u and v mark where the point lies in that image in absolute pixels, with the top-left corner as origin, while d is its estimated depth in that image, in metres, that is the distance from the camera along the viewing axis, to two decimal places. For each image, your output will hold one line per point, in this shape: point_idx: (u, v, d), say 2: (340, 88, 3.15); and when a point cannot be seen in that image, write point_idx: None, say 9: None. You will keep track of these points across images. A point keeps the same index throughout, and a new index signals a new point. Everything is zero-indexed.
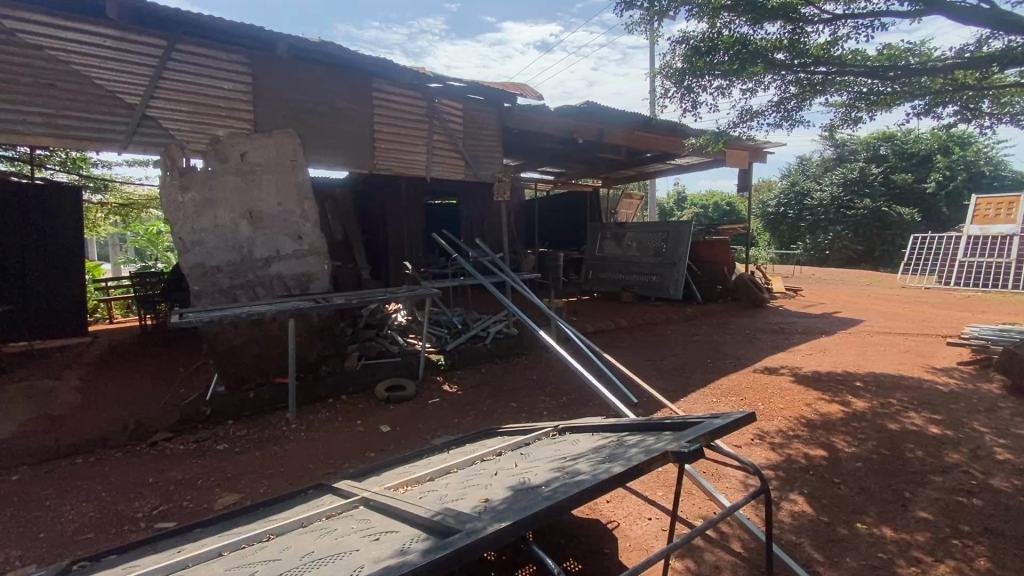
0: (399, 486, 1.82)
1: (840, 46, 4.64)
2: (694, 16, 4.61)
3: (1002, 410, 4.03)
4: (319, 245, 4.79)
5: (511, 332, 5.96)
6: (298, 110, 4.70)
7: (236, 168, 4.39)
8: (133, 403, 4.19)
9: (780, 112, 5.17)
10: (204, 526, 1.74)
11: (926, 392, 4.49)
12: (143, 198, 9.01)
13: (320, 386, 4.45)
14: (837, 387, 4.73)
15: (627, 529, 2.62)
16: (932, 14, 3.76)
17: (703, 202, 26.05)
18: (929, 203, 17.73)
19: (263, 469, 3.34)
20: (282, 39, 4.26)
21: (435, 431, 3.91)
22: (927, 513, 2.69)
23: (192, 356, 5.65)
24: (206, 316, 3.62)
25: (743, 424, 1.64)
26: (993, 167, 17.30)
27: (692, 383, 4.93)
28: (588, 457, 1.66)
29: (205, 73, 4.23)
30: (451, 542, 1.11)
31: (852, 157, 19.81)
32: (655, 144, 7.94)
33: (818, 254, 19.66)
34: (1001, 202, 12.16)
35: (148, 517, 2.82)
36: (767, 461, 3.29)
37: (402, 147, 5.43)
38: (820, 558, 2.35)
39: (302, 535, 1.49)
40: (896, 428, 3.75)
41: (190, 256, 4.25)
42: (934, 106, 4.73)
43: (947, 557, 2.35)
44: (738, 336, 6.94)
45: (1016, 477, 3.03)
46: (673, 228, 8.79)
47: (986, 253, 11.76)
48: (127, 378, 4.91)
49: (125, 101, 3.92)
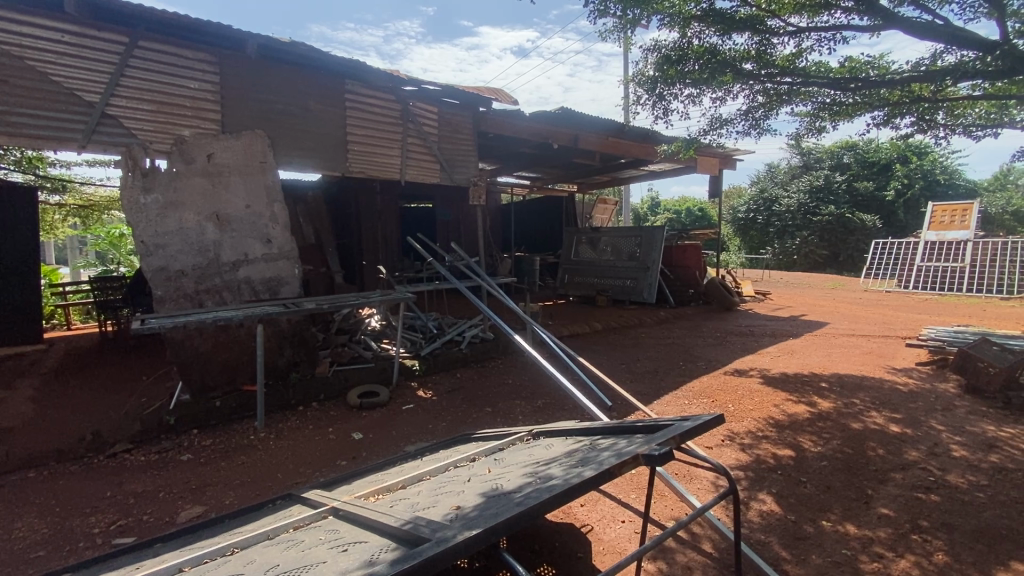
0: (370, 495, 1.78)
1: (805, 58, 4.81)
2: (665, 25, 4.70)
3: (958, 409, 4.21)
4: (289, 248, 4.71)
5: (487, 337, 5.95)
6: (267, 110, 4.61)
7: (202, 169, 4.27)
8: (90, 414, 4.00)
9: (748, 121, 5.30)
10: (164, 541, 1.66)
11: (887, 392, 4.64)
12: (104, 199, 8.68)
13: (291, 393, 4.35)
14: (805, 387, 4.87)
15: (600, 532, 2.63)
16: (890, 29, 3.91)
17: (676, 209, 26.55)
18: (888, 210, 18.56)
19: (228, 480, 3.23)
20: (250, 38, 4.17)
21: (409, 438, 3.86)
22: (887, 509, 2.78)
23: (155, 363, 5.43)
24: (169, 322, 3.50)
25: (711, 427, 1.65)
26: (948, 175, 18.30)
27: (665, 386, 5.00)
28: (561, 462, 1.65)
29: (170, 71, 4.10)
30: (420, 551, 1.09)
31: (817, 165, 20.47)
32: (629, 151, 8.05)
33: (786, 258, 20.24)
34: (955, 209, 12.81)
35: (106, 533, 2.69)
36: (737, 461, 3.36)
37: (377, 151, 5.37)
38: (788, 556, 2.40)
39: (268, 548, 1.44)
40: (859, 427, 3.88)
41: (153, 260, 4.10)
42: (892, 117, 5.01)
43: (907, 553, 2.42)
44: (709, 338, 7.08)
45: (970, 473, 3.16)
46: (646, 231, 8.94)
47: (942, 258, 12.35)
48: (84, 387, 4.70)
49: (84, 99, 3.76)
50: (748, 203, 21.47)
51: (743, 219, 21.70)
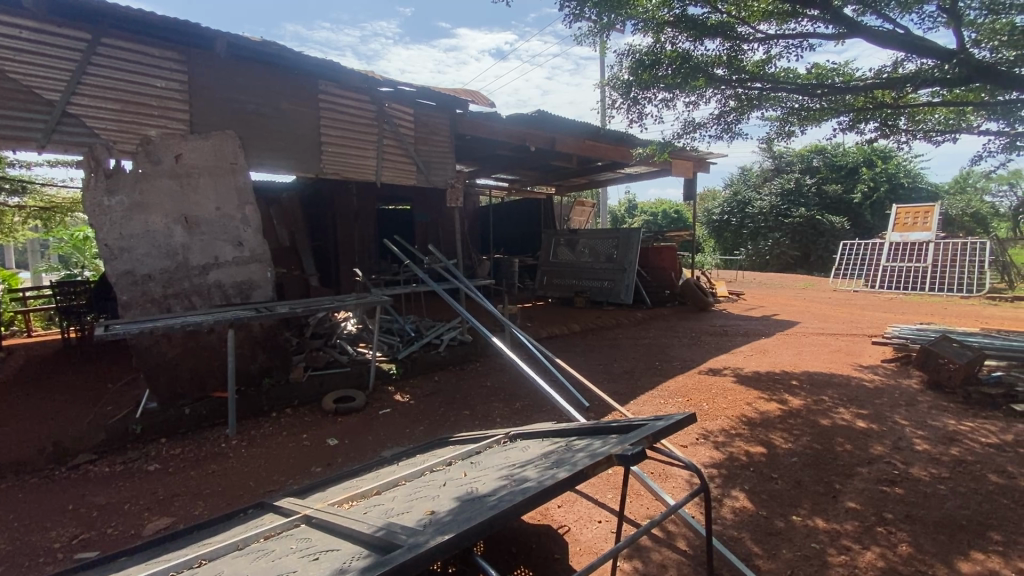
0: (344, 502, 1.75)
1: (774, 64, 4.95)
2: (639, 30, 4.77)
3: (920, 404, 4.37)
4: (261, 251, 4.63)
5: (465, 339, 5.93)
6: (239, 111, 4.51)
7: (170, 171, 4.16)
8: (51, 425, 3.84)
9: (721, 125, 5.43)
10: (129, 554, 1.61)
11: (854, 388, 4.79)
12: (67, 202, 8.40)
13: (264, 399, 4.25)
14: (776, 385, 4.99)
15: (577, 533, 2.64)
16: (854, 38, 4.05)
17: (652, 211, 26.98)
18: (856, 211, 19.14)
19: (199, 490, 3.15)
20: (219, 37, 4.08)
21: (385, 443, 3.81)
22: (854, 503, 2.86)
23: (121, 370, 5.26)
24: (135, 327, 3.39)
25: (684, 425, 1.67)
26: (911, 179, 19.01)
27: (641, 386, 5.06)
28: (537, 463, 1.66)
29: (135, 69, 3.98)
30: (393, 557, 1.08)
31: (788, 167, 21.02)
32: (605, 154, 8.11)
33: (759, 259, 20.76)
34: (918, 211, 13.28)
35: (67, 548, 2.59)
36: (711, 460, 3.41)
37: (352, 152, 5.30)
38: (760, 552, 2.46)
39: (237, 558, 1.41)
40: (828, 423, 3.99)
41: (118, 264, 3.97)
42: (857, 122, 5.19)
43: (873, 545, 2.50)
44: (684, 338, 7.20)
45: (932, 465, 3.28)
46: (623, 233, 9.04)
47: (906, 258, 12.80)
48: (45, 396, 4.51)
49: (44, 98, 3.62)
50: (722, 205, 21.95)
51: (718, 220, 22.18)
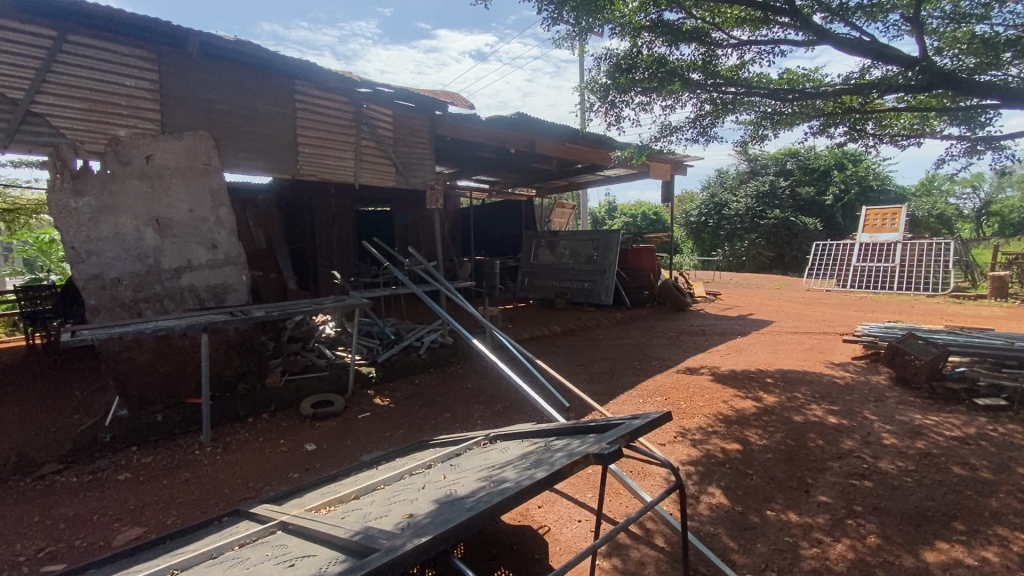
0: (321, 507, 1.73)
1: (748, 69, 5.07)
2: (616, 34, 4.81)
3: (888, 399, 4.51)
4: (236, 254, 4.55)
5: (446, 342, 5.92)
6: (212, 111, 4.42)
7: (140, 172, 4.06)
8: (14, 435, 3.70)
9: (696, 129, 5.53)
10: (96, 567, 1.56)
11: (826, 385, 4.92)
12: (31, 203, 8.14)
13: (239, 404, 4.17)
14: (751, 383, 5.09)
15: (557, 532, 2.66)
16: (823, 45, 4.17)
17: (632, 212, 27.27)
18: (828, 213, 19.64)
19: (171, 498, 3.07)
20: (191, 35, 3.98)
21: (364, 447, 3.78)
22: (826, 497, 2.94)
23: (90, 377, 5.09)
24: (103, 332, 3.29)
25: (660, 423, 1.70)
26: (879, 181, 19.60)
27: (621, 386, 5.11)
28: (516, 464, 1.67)
29: (104, 68, 3.87)
30: (368, 561, 1.07)
31: (763, 170, 21.46)
32: (584, 156, 8.20)
33: (735, 260, 21.14)
34: (886, 213, 13.69)
35: (33, 561, 2.50)
36: (689, 457, 3.47)
37: (329, 153, 5.24)
38: (735, 546, 2.51)
39: (211, 567, 1.38)
40: (801, 420, 4.09)
41: (86, 267, 3.85)
42: (827, 127, 5.34)
43: (843, 537, 2.57)
44: (663, 338, 7.29)
45: (899, 459, 3.39)
46: (603, 235, 9.12)
47: (875, 258, 13.18)
48: (8, 405, 4.34)
49: (6, 96, 3.50)
50: (700, 207, 22.31)
51: (696, 222, 22.54)
